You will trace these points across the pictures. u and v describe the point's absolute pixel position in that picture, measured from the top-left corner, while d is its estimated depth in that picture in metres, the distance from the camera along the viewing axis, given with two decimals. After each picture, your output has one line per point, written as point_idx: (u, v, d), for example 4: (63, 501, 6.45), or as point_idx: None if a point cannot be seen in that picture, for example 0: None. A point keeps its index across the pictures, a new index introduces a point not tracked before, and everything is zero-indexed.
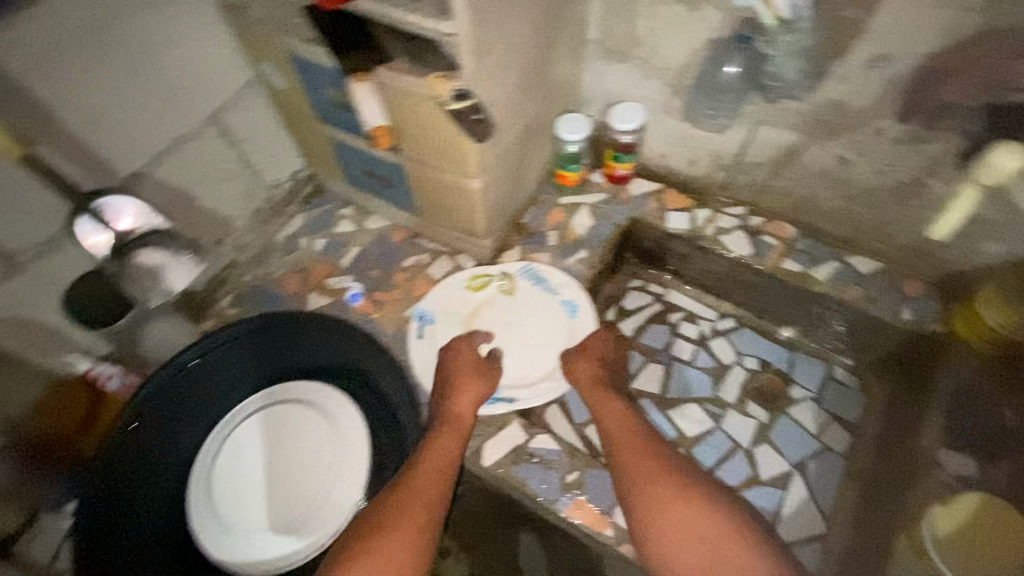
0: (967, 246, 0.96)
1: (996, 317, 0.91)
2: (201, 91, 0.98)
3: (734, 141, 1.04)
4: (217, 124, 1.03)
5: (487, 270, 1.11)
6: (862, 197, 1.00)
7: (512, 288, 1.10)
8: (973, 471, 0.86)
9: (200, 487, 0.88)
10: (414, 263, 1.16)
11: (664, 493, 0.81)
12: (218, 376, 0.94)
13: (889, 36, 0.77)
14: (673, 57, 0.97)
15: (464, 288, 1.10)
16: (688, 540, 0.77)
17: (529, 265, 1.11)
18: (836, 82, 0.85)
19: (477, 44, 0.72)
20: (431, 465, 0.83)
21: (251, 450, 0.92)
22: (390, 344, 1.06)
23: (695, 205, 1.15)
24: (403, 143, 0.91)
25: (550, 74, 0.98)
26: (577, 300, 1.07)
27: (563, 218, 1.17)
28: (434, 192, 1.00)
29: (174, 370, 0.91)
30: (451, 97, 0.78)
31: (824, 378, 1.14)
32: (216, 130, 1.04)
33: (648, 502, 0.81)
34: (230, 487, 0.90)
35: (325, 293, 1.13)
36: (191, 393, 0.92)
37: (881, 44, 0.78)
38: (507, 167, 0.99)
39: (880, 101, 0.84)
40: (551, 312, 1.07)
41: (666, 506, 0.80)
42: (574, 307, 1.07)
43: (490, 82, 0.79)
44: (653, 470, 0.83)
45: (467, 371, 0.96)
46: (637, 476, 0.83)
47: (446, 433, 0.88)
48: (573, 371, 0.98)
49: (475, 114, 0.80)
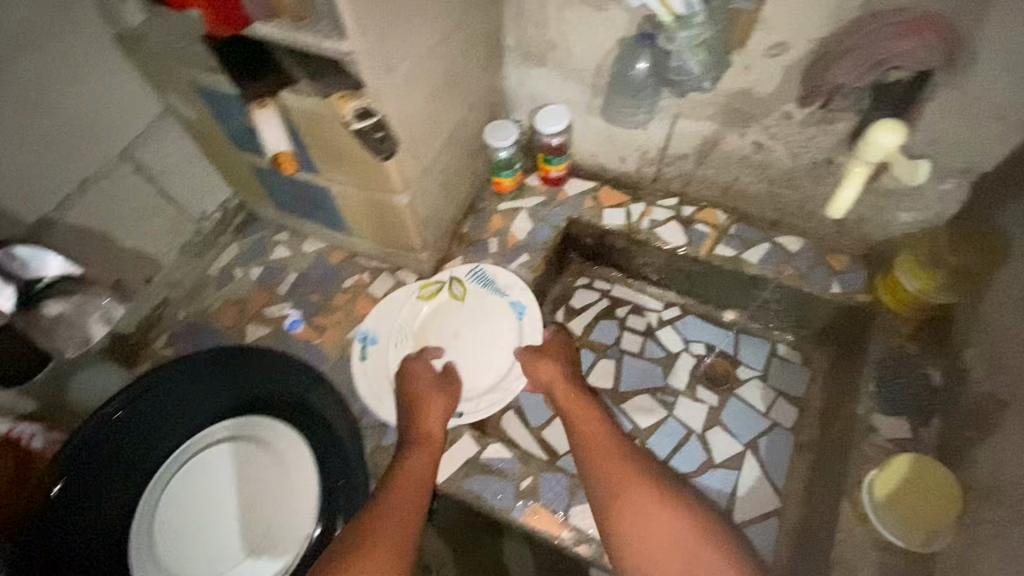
0: (881, 216, 1.01)
1: (915, 283, 0.94)
2: (109, 128, 0.94)
3: (658, 135, 1.07)
4: (131, 160, 0.99)
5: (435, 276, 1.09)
6: (782, 179, 1.04)
7: (462, 293, 1.08)
8: (906, 432, 0.90)
9: (141, 542, 0.85)
10: (354, 283, 1.14)
11: (635, 489, 0.81)
12: (151, 424, 0.90)
13: (781, 26, 0.81)
14: (589, 58, 0.99)
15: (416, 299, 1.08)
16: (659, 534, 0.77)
17: (478, 267, 1.09)
18: (741, 71, 0.89)
19: (380, 60, 0.72)
20: (404, 485, 0.81)
21: (195, 496, 0.90)
22: (336, 369, 1.04)
23: (629, 200, 1.16)
24: (324, 165, 0.90)
25: (469, 84, 0.99)
26: (524, 301, 1.06)
27: (502, 224, 1.17)
28: (365, 211, 0.99)
29: (99, 424, 0.87)
30: (355, 117, 0.75)
31: (769, 356, 1.16)
32: (131, 166, 1.00)
33: (619, 499, 0.80)
34: (172, 538, 0.87)
35: (264, 323, 1.10)
36: (122, 445, 0.88)
37: (776, 33, 0.82)
38: (435, 179, 0.99)
39: (783, 85, 0.89)
40: (500, 315, 1.06)
41: (636, 502, 0.79)
42: (523, 309, 1.05)
43: (401, 97, 0.79)
44: (621, 468, 0.83)
45: (423, 388, 0.95)
46: (606, 474, 0.83)
47: (416, 454, 0.86)
48: (538, 375, 0.97)
49: (378, 133, 0.77)
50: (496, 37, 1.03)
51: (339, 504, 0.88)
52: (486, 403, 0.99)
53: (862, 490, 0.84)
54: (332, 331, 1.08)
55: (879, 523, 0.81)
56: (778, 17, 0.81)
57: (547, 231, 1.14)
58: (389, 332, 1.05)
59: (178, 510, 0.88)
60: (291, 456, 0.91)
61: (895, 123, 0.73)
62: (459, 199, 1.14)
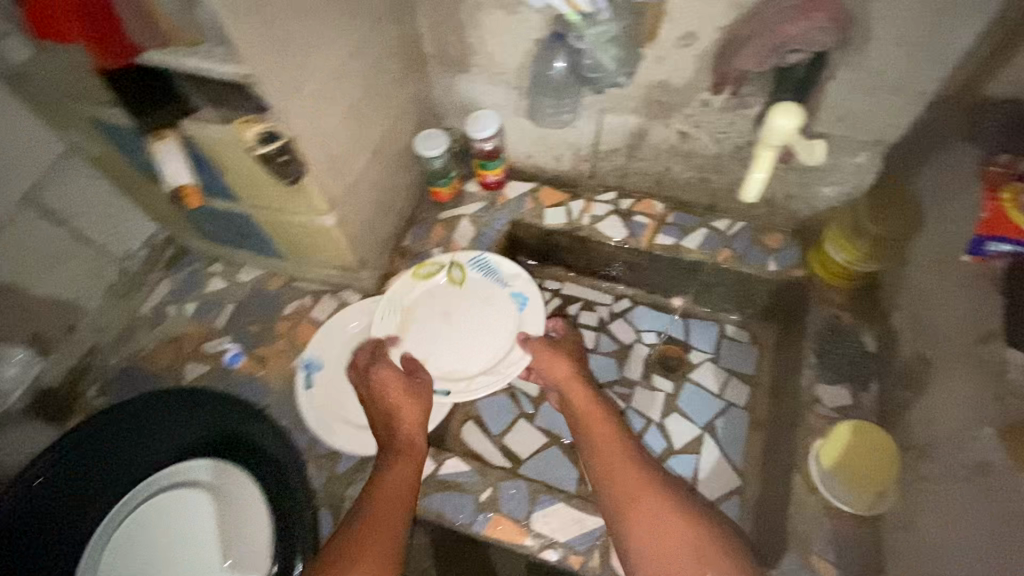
0: (806, 192, 1.05)
1: (841, 254, 0.98)
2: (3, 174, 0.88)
3: (587, 132, 1.08)
4: (34, 205, 0.93)
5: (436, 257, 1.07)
6: (710, 165, 1.07)
7: (461, 278, 1.06)
8: (846, 398, 0.93)
9: None
10: (295, 309, 1.10)
11: (643, 494, 0.81)
12: (98, 467, 0.89)
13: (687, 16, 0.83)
14: (509, 61, 0.99)
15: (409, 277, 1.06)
16: (664, 535, 0.78)
17: (482, 255, 1.07)
18: (656, 64, 0.91)
19: (284, 80, 0.70)
20: (390, 497, 0.79)
21: (142, 543, 0.85)
22: (283, 400, 1.00)
23: (569, 198, 1.16)
24: (240, 190, 0.86)
25: (391, 96, 0.97)
26: (529, 294, 1.03)
27: (444, 234, 1.15)
28: (294, 234, 0.96)
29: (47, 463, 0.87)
30: (258, 141, 0.73)
31: (718, 337, 1.17)
32: (36, 211, 0.94)
33: (627, 502, 0.81)
34: None
35: (202, 360, 1.05)
36: (69, 489, 0.87)
37: (683, 25, 0.85)
38: (365, 194, 0.97)
39: (697, 75, 0.91)
40: (499, 305, 1.04)
41: (644, 504, 0.80)
42: (524, 301, 1.03)
43: (312, 116, 0.77)
44: (630, 472, 0.83)
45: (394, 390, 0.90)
46: (614, 477, 0.84)
47: (398, 462, 0.83)
48: (552, 373, 0.95)
49: (284, 155, 0.75)
50: (416, 45, 1.02)
51: (291, 539, 0.85)
52: (478, 386, 0.97)
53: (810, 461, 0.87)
54: (276, 360, 1.05)
55: (829, 492, 0.84)
56: (683, 10, 0.83)
57: (490, 236, 1.13)
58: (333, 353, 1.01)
59: (128, 551, 0.85)
60: (241, 496, 0.88)
61: (788, 108, 0.73)
62: (396, 212, 1.12)
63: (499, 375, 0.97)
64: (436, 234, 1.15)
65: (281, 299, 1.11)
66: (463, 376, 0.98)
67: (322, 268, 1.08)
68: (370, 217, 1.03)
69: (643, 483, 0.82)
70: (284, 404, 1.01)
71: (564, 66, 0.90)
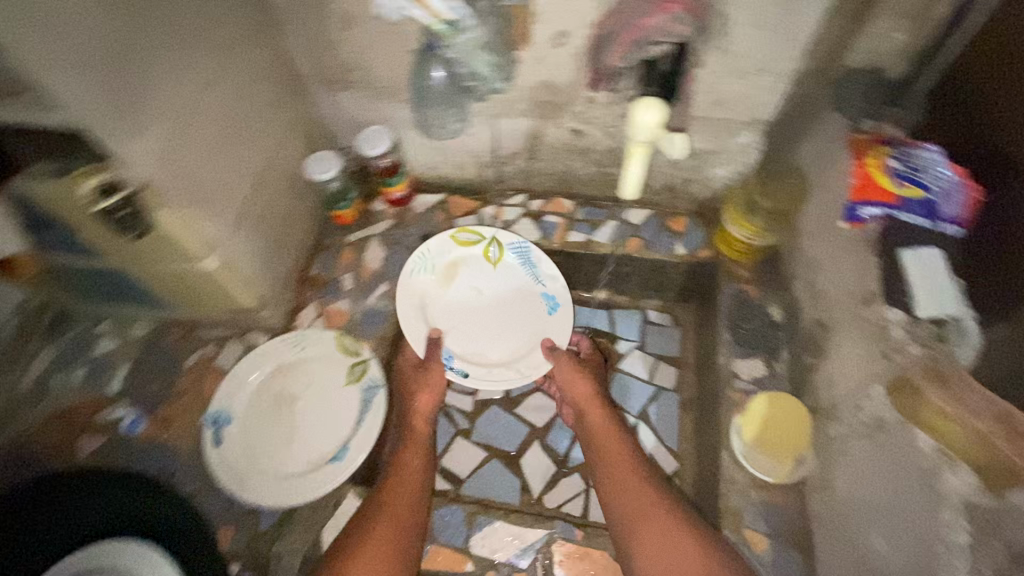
0: (701, 177, 1.08)
1: (743, 232, 0.98)
2: None
3: (483, 138, 1.06)
4: None
5: (480, 227, 1.05)
6: (609, 158, 1.07)
7: (498, 259, 1.05)
8: (765, 370, 0.94)
9: None
10: (197, 360, 1.01)
11: (651, 509, 0.80)
12: None
13: (555, 14, 0.82)
14: (391, 75, 0.97)
15: (450, 239, 1.05)
16: (665, 550, 0.75)
17: (524, 242, 1.04)
18: (536, 64, 0.91)
19: (122, 119, 0.64)
20: (401, 506, 0.82)
21: None
22: (193, 462, 0.93)
23: (480, 205, 1.15)
24: (95, 244, 0.79)
25: (267, 124, 0.92)
26: (561, 298, 1.02)
27: (355, 256, 1.11)
28: (174, 284, 0.89)
29: None
30: (99, 195, 0.68)
31: (642, 324, 1.18)
32: None
33: (634, 517, 0.80)
34: None
35: (97, 432, 0.95)
36: None
37: (554, 24, 0.84)
38: (251, 228, 0.91)
39: (579, 70, 0.91)
40: (530, 302, 1.03)
41: (649, 521, 0.79)
42: (555, 304, 1.02)
43: (165, 159, 0.71)
44: (639, 489, 0.83)
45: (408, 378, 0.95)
46: (624, 494, 0.83)
47: (410, 457, 0.88)
48: (572, 390, 0.96)
49: (125, 210, 0.71)
50: (288, 66, 0.96)
51: None
52: (495, 377, 0.97)
53: (731, 439, 0.88)
54: (177, 421, 0.96)
55: (744, 463, 0.85)
56: (548, 10, 0.82)
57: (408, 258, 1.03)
58: (247, 386, 0.96)
59: None
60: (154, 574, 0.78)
61: (652, 101, 0.75)
62: (297, 241, 1.07)
63: (518, 374, 0.98)
64: (347, 258, 1.11)
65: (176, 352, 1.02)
66: (483, 362, 0.99)
67: (218, 313, 1.01)
68: (263, 253, 0.96)
69: (650, 498, 0.81)
70: (191, 465, 0.93)
71: (442, 74, 0.88)
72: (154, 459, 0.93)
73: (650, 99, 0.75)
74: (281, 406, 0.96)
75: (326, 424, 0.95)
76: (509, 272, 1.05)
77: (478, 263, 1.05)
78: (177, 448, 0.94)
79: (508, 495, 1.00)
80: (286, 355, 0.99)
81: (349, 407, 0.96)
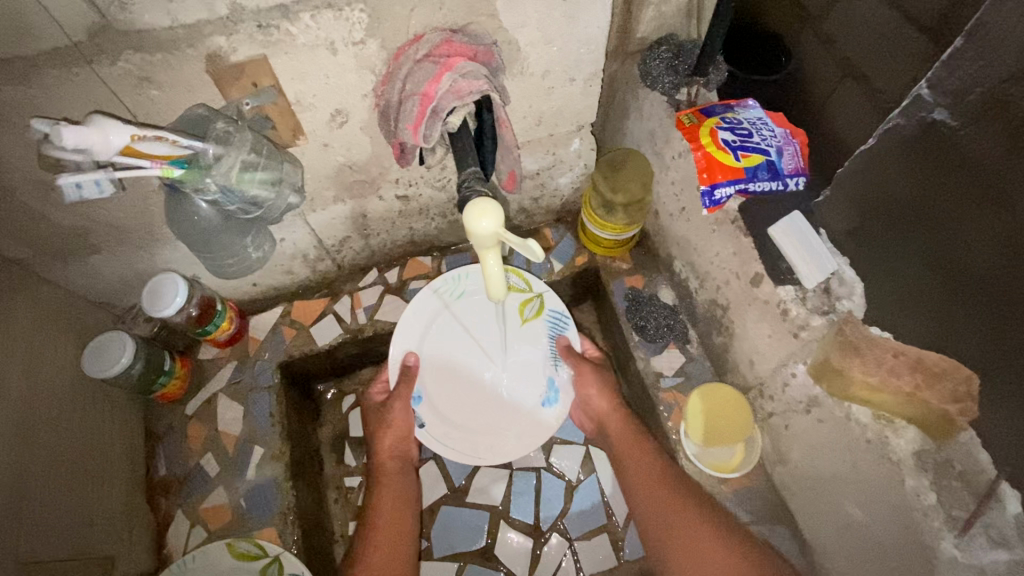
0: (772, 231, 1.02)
1: None
2: None
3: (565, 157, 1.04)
4: None
5: (526, 289, 0.92)
6: None
7: (529, 313, 0.91)
8: None
9: None
10: (248, 351, 0.99)
11: (667, 504, 0.74)
12: None
13: (667, 15, 0.83)
14: None
15: (522, 281, 0.91)
16: (692, 548, 0.70)
17: (558, 314, 0.91)
18: (642, 81, 0.88)
19: (312, 107, 0.68)
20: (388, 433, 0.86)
21: None
22: (239, 459, 0.91)
23: (554, 225, 1.07)
24: None
25: None
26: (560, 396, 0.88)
27: (421, 264, 1.06)
28: (272, 261, 0.94)
29: None
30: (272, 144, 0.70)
31: None
32: None
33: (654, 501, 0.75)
34: None
35: (150, 413, 0.95)
36: None
37: (661, 22, 0.84)
38: (343, 224, 0.92)
39: (681, 88, 0.86)
40: (536, 371, 0.89)
41: (682, 509, 0.73)
42: (553, 400, 0.87)
43: (300, 149, 0.73)
44: (658, 484, 0.76)
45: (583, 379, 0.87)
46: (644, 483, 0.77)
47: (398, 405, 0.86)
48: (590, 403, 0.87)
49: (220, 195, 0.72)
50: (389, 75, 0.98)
51: None
52: (451, 441, 0.86)
53: (682, 441, 0.87)
54: (200, 422, 0.94)
55: (701, 468, 0.83)
56: (654, 17, 0.82)
57: None
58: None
59: None
60: (238, 567, 0.80)
61: (485, 207, 0.52)
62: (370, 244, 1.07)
63: (474, 451, 0.85)
64: (413, 267, 1.06)
65: (196, 347, 0.99)
66: (453, 425, 0.86)
67: (248, 305, 1.03)
68: (314, 256, 0.96)
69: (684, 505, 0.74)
70: (210, 468, 0.91)
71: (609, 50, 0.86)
72: (205, 449, 0.92)
73: (486, 204, 0.52)
74: (470, 330, 0.91)
75: (454, 376, 0.89)
76: (530, 335, 0.90)
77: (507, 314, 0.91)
78: (195, 449, 0.92)
79: (520, 519, 1.01)
80: (528, 313, 0.91)
81: (476, 407, 0.88)
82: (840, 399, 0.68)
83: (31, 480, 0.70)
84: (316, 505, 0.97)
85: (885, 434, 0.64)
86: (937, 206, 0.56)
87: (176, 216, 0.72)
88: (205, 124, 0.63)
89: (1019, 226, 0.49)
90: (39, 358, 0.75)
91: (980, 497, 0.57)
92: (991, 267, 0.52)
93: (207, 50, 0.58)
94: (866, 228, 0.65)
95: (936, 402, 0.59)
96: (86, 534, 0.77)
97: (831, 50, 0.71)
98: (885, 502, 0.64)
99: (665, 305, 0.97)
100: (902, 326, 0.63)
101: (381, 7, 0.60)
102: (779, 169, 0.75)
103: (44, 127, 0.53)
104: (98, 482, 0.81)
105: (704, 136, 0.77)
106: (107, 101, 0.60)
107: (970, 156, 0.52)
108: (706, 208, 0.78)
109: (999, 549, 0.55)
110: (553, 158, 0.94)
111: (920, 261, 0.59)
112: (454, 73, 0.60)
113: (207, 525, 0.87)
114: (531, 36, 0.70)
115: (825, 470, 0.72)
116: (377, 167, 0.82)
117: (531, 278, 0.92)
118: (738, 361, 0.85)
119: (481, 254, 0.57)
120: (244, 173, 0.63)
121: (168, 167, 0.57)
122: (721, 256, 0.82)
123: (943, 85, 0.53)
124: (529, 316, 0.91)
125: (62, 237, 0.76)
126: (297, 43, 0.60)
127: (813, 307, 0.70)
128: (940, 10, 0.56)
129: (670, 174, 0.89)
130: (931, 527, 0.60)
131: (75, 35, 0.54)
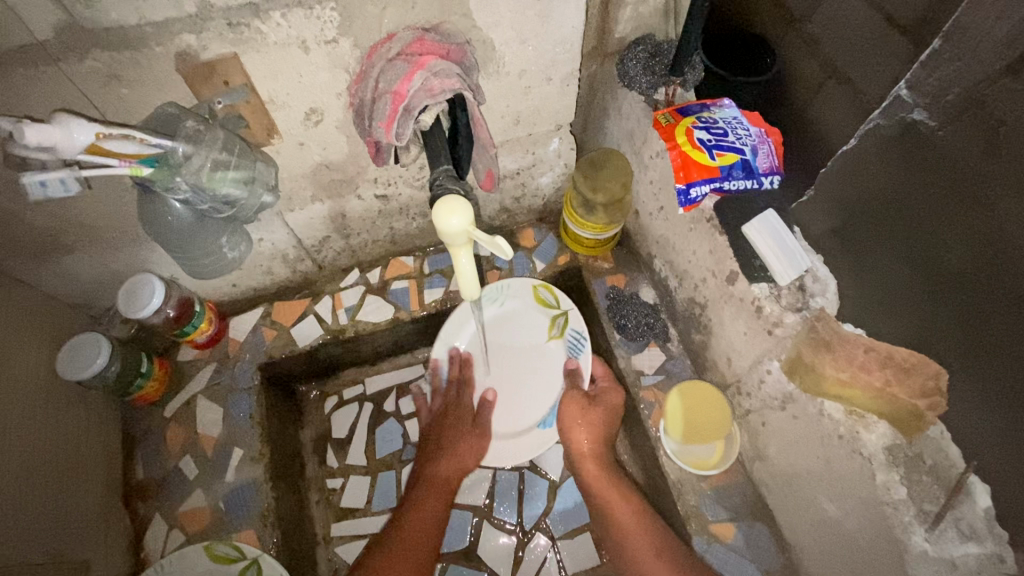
0: None
1: None
2: None
3: None
4: None
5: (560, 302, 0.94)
6: None
7: (558, 333, 0.94)
8: None
9: None
10: (228, 352, 0.98)
11: (643, 552, 0.76)
12: None
13: (643, 16, 0.84)
14: None
15: (557, 298, 0.94)
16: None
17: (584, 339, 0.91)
18: (620, 80, 0.89)
19: (286, 105, 0.68)
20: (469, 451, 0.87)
21: None
22: (218, 461, 0.90)
23: (536, 224, 1.08)
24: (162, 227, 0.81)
25: None
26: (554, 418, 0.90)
27: (404, 264, 1.06)
28: (251, 261, 0.93)
29: None
30: (247, 142, 0.70)
31: None
32: None
33: (627, 536, 0.78)
34: None
35: (128, 415, 0.94)
36: None
37: (638, 23, 0.85)
38: (323, 223, 0.92)
39: (658, 87, 0.87)
40: (546, 388, 0.92)
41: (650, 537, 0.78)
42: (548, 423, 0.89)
43: (276, 148, 0.73)
44: (636, 525, 0.79)
45: (570, 410, 0.87)
46: (620, 519, 0.80)
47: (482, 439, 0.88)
48: (570, 437, 0.86)
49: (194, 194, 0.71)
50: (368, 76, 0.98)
51: None
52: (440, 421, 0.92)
53: (661, 439, 0.86)
54: (178, 425, 0.93)
55: (681, 466, 0.84)
56: (630, 17, 0.83)
57: (443, 280, 1.04)
58: (531, 305, 0.96)
59: None
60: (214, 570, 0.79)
61: (453, 202, 0.53)
62: None
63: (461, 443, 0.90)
64: (396, 267, 1.06)
65: (175, 349, 0.98)
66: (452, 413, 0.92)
67: (228, 306, 1.02)
68: (293, 256, 0.95)
69: (651, 539, 0.77)
70: (189, 471, 0.90)
71: (587, 50, 0.86)
72: (184, 450, 0.91)
73: (453, 199, 0.53)
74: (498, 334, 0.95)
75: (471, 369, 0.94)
76: (552, 353, 0.94)
77: (539, 329, 0.95)
78: (173, 452, 0.91)
79: (503, 518, 1.01)
80: (554, 330, 0.94)
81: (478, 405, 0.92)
82: (812, 395, 0.69)
83: (2, 483, 0.69)
84: (297, 507, 0.96)
85: (857, 429, 0.65)
86: (915, 208, 0.57)
87: (150, 215, 0.72)
88: (176, 122, 0.62)
89: (996, 225, 0.49)
90: (12, 359, 0.74)
91: (949, 491, 0.58)
92: (964, 264, 0.53)
93: (177, 48, 0.58)
94: (847, 230, 0.66)
95: (906, 398, 0.60)
96: (60, 538, 0.76)
97: (804, 49, 0.72)
98: (858, 496, 0.65)
99: (645, 303, 0.97)
100: (876, 324, 0.64)
101: (352, 6, 0.60)
102: (753, 168, 0.75)
103: (7, 126, 0.52)
104: (74, 485, 0.80)
105: (679, 135, 0.78)
106: (77, 100, 0.59)
107: (949, 154, 0.52)
108: (682, 207, 0.79)
109: (969, 543, 0.56)
110: (533, 157, 0.95)
111: (898, 259, 0.60)
112: (426, 72, 0.60)
113: (185, 528, 0.86)
114: (506, 35, 0.71)
115: (800, 465, 0.73)
116: (355, 166, 0.82)
117: (560, 294, 0.95)
118: (716, 359, 0.85)
119: (452, 252, 0.57)
120: (215, 173, 0.63)
121: (138, 166, 0.57)
122: (698, 255, 0.83)
123: (922, 86, 0.54)
124: (554, 333, 0.94)
125: (35, 237, 0.75)
126: (267, 41, 0.60)
127: (787, 304, 0.71)
128: (918, 12, 0.55)
129: (649, 173, 0.89)
130: (902, 521, 0.60)
131: (41, 33, 0.53)
